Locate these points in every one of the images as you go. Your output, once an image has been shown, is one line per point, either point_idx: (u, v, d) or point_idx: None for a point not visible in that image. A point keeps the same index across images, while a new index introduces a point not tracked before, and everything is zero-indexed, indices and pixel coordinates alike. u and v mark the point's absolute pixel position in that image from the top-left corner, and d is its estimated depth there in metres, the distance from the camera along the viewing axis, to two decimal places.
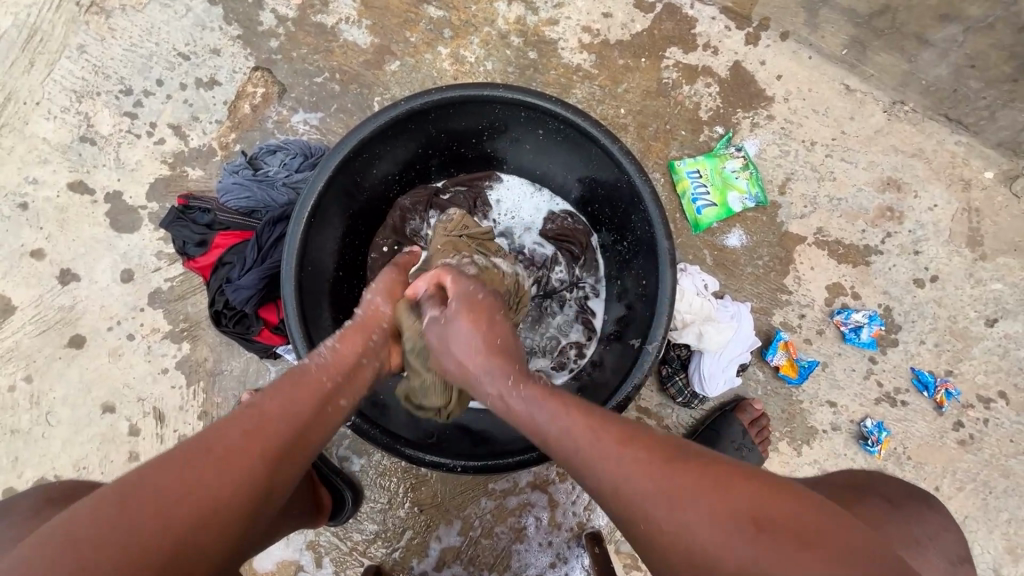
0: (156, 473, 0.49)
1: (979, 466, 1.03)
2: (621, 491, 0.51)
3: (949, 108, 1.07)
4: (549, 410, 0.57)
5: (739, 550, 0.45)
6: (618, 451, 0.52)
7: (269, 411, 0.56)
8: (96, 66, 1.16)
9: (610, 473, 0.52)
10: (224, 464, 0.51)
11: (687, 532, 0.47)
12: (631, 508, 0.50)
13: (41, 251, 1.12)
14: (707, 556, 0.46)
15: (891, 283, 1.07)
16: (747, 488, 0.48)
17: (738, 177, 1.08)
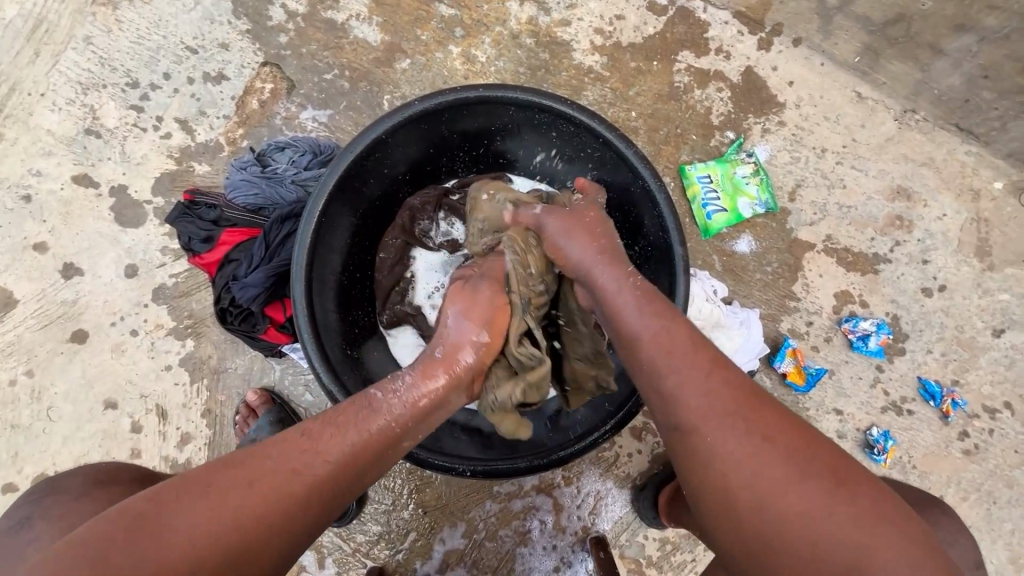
0: (203, 500, 0.49)
1: (984, 476, 1.03)
2: (700, 404, 0.53)
3: (960, 118, 1.07)
4: (640, 323, 0.61)
5: (802, 485, 0.47)
6: (711, 369, 0.55)
7: (319, 450, 0.56)
8: (102, 58, 1.15)
9: (691, 384, 0.54)
10: (264, 504, 0.51)
11: (757, 454, 0.49)
12: (702, 417, 0.52)
13: (43, 244, 1.11)
14: (761, 484, 0.48)
15: (899, 292, 1.07)
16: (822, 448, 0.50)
17: (748, 183, 1.08)
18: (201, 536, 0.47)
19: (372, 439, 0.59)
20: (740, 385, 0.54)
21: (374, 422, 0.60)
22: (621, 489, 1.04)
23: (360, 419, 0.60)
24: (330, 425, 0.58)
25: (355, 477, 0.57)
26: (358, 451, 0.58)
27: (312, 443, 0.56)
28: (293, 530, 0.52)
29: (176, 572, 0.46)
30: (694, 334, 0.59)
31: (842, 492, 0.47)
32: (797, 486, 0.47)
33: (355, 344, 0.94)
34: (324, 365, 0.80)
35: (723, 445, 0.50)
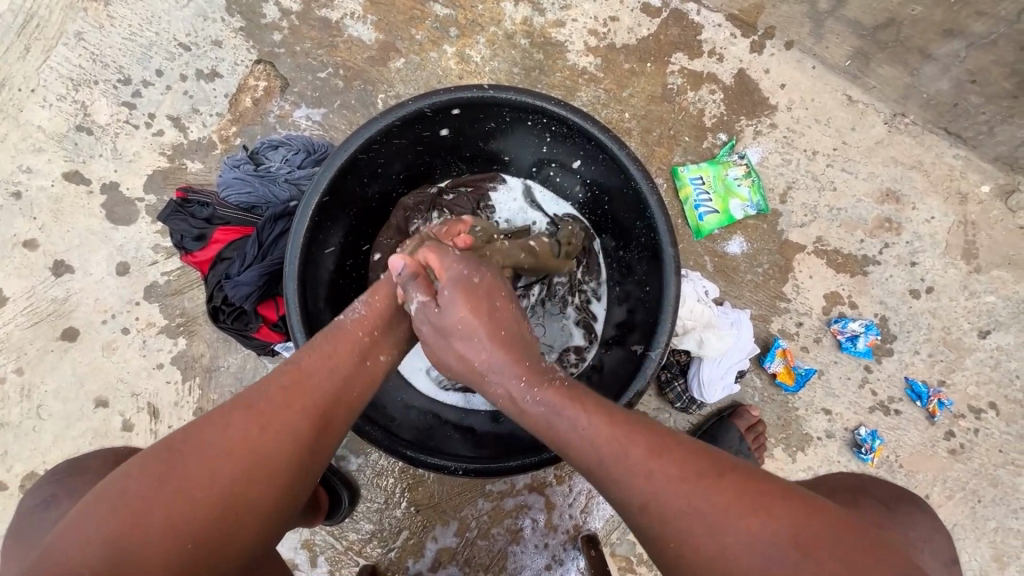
0: (210, 430, 0.54)
1: (969, 475, 1.05)
2: (611, 469, 0.54)
3: (948, 122, 1.08)
4: (571, 418, 0.57)
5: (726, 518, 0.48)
6: (612, 430, 0.55)
7: (308, 374, 0.60)
8: (93, 54, 1.14)
9: (618, 468, 0.53)
10: (266, 430, 0.55)
11: (723, 546, 0.48)
12: (664, 525, 0.50)
13: (33, 241, 1.10)
14: (692, 531, 0.49)
15: (887, 293, 1.08)
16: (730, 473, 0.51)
17: (740, 185, 1.09)
18: (216, 457, 0.52)
19: (346, 359, 0.63)
20: (684, 466, 0.52)
21: (356, 341, 0.65)
22: None
23: (338, 338, 0.64)
24: (314, 353, 0.62)
25: (351, 394, 0.62)
26: (345, 366, 0.62)
27: (300, 373, 0.60)
28: (299, 458, 0.56)
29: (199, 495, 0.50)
30: (595, 401, 0.59)
31: (810, 559, 0.45)
32: (771, 571, 0.46)
33: None
34: None
35: (688, 542, 0.49)
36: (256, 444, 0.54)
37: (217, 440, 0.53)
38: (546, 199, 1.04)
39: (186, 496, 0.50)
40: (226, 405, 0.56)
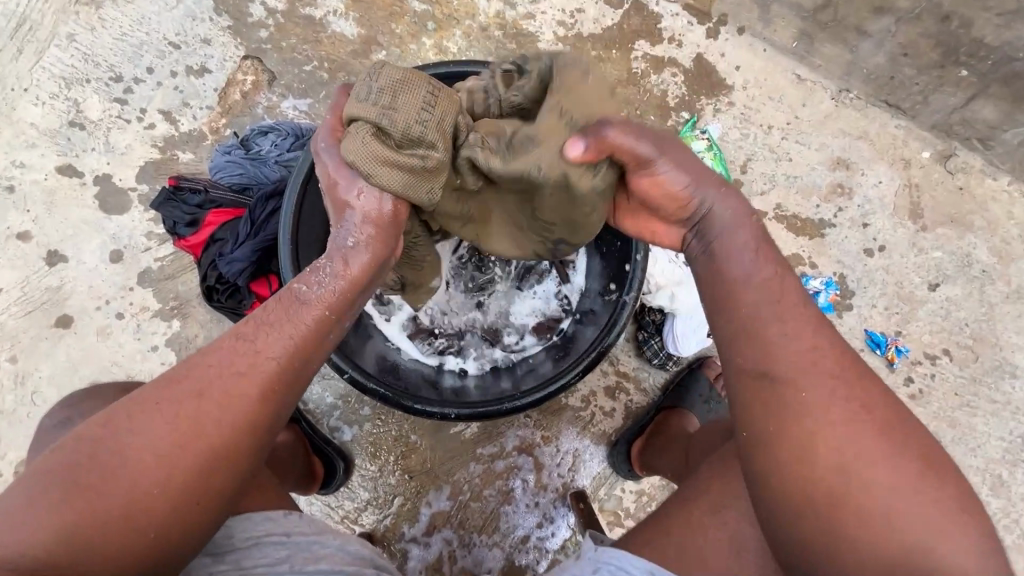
0: (148, 424, 0.55)
1: (929, 417, 1.12)
2: (828, 436, 0.54)
3: (888, 94, 1.18)
4: (792, 342, 0.58)
5: (897, 472, 0.52)
6: (816, 339, 0.58)
7: (214, 379, 0.58)
8: (86, 54, 1.19)
9: (798, 338, 0.58)
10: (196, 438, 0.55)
11: (847, 423, 0.54)
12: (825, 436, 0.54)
13: (28, 232, 1.13)
14: (852, 458, 0.53)
15: (843, 253, 1.17)
16: (883, 401, 0.56)
17: (703, 157, 1.17)
18: (165, 444, 0.54)
19: (249, 385, 0.59)
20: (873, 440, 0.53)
21: (275, 336, 0.62)
22: (598, 445, 1.09)
23: (250, 345, 0.61)
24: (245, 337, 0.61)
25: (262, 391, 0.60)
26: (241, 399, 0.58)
27: (200, 386, 0.58)
28: (233, 466, 0.57)
29: (158, 488, 0.53)
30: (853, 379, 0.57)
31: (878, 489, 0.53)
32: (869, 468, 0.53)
33: None
34: None
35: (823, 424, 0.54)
36: (190, 448, 0.55)
37: (162, 438, 0.55)
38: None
39: (181, 466, 0.54)
40: (142, 404, 0.56)
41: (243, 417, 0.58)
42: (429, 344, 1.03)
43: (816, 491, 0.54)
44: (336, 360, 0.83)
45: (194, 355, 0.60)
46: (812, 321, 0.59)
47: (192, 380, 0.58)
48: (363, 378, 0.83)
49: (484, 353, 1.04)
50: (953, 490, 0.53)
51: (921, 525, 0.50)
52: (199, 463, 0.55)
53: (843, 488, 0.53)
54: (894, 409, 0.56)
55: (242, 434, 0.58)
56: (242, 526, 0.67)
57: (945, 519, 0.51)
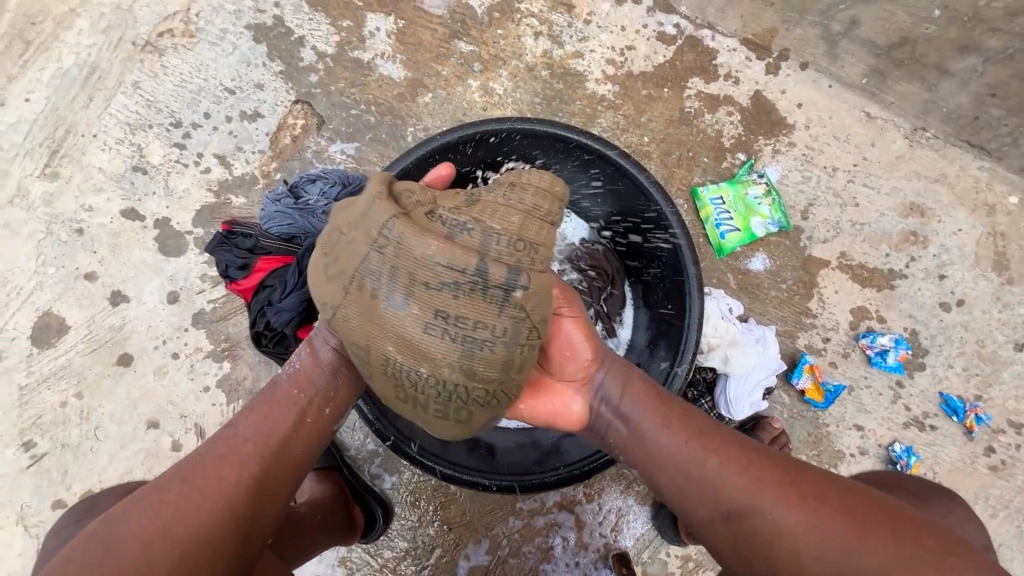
0: (139, 511, 0.60)
1: (1012, 492, 1.02)
2: (799, 549, 0.57)
3: (971, 134, 1.08)
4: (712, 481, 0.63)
5: (853, 546, 0.55)
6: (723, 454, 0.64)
7: (207, 464, 0.63)
8: (148, 101, 1.24)
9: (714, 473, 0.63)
10: (180, 523, 0.59)
11: (803, 534, 0.57)
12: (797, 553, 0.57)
13: (94, 273, 1.19)
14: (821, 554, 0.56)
15: (916, 307, 1.08)
16: (800, 477, 0.62)
17: (760, 203, 1.11)
18: (149, 530, 0.58)
19: (232, 477, 0.62)
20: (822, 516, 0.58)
21: (270, 424, 0.66)
22: (643, 506, 1.05)
23: (251, 429, 0.66)
24: (243, 421, 0.67)
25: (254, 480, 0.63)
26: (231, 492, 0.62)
27: (192, 472, 0.62)
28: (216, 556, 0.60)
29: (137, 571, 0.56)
30: (760, 466, 0.63)
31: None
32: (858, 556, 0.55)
33: None
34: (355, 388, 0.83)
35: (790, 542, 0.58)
36: (170, 539, 0.58)
37: (147, 519, 0.59)
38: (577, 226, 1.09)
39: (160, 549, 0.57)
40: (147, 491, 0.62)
41: (222, 503, 0.61)
42: None
43: None
44: (379, 428, 0.84)
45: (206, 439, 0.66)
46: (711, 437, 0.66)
47: (188, 469, 0.63)
48: (407, 449, 0.84)
49: None
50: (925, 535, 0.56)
51: None
52: (199, 532, 0.59)
53: None
54: (817, 481, 0.61)
55: (223, 527, 0.61)
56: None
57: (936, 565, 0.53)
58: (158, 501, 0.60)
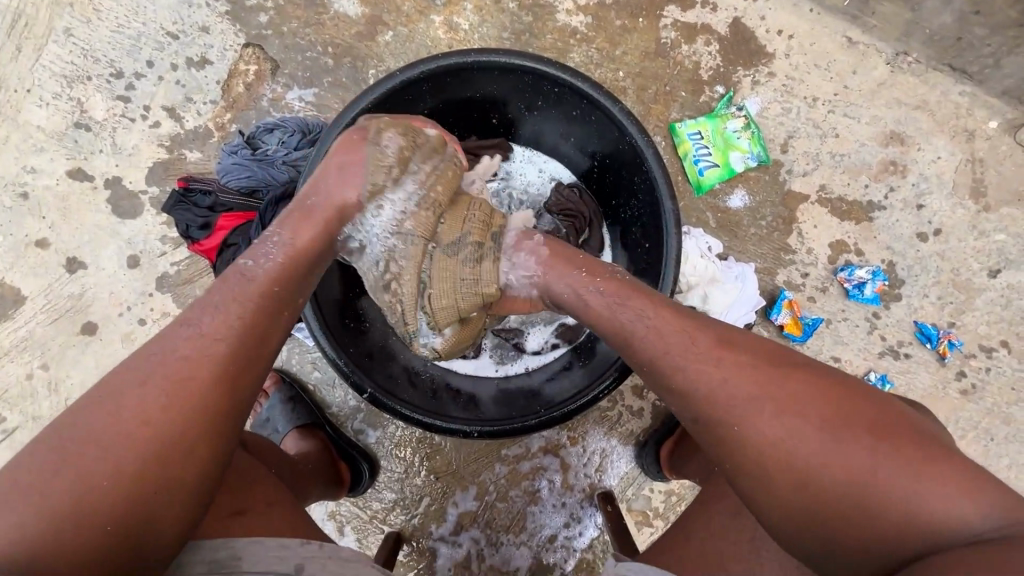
0: (91, 414, 0.53)
1: (981, 413, 1.05)
2: (770, 444, 0.54)
3: (953, 57, 1.05)
4: (685, 374, 0.59)
5: (856, 457, 0.50)
6: (720, 356, 0.58)
7: (169, 359, 0.57)
8: (84, 50, 1.14)
9: (707, 375, 0.58)
10: (140, 422, 0.53)
11: (779, 428, 0.53)
12: (767, 450, 0.54)
13: (45, 240, 1.12)
14: (814, 460, 0.51)
15: (894, 239, 1.07)
16: (807, 381, 0.56)
17: (739, 137, 1.07)
18: (111, 430, 0.52)
19: (205, 367, 0.57)
20: (805, 411, 0.53)
21: (240, 312, 0.62)
22: (626, 446, 1.07)
23: (215, 316, 0.60)
24: (210, 309, 0.61)
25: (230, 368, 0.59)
26: (204, 382, 0.57)
27: (152, 366, 0.56)
28: (196, 453, 0.55)
29: (105, 475, 0.50)
30: (742, 360, 0.58)
31: (875, 469, 0.49)
32: (833, 450, 0.51)
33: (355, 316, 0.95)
34: (329, 343, 0.81)
35: (758, 436, 0.54)
36: (134, 437, 0.52)
37: (105, 418, 0.53)
38: (553, 170, 1.06)
39: (127, 450, 0.52)
40: (95, 392, 0.55)
41: (197, 394, 0.56)
42: None
43: (825, 502, 0.51)
44: (354, 379, 0.82)
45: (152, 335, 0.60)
46: (709, 340, 0.60)
47: (144, 365, 0.57)
48: (385, 401, 0.82)
49: (505, 355, 1.01)
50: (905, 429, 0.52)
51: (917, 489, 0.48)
52: (171, 426, 0.54)
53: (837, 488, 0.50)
54: (802, 373, 0.56)
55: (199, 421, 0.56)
56: (253, 551, 0.58)
57: (917, 459, 0.49)
58: (112, 400, 0.54)
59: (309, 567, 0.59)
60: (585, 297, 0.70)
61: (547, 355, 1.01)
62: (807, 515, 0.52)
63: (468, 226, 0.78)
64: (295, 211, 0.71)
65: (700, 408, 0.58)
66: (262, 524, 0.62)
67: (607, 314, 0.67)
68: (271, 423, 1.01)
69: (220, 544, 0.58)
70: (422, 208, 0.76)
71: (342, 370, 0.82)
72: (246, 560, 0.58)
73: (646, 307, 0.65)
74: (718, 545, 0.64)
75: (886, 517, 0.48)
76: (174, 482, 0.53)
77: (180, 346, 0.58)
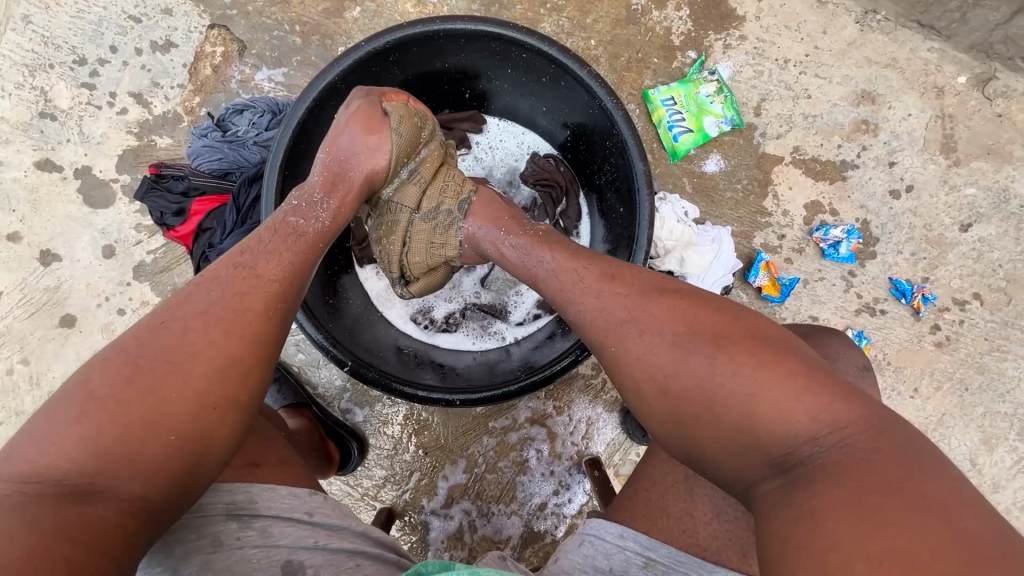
0: (155, 335, 0.54)
1: (955, 365, 1.08)
2: (638, 359, 0.56)
3: (921, 13, 1.06)
4: (576, 304, 0.62)
5: (703, 365, 0.52)
6: (600, 289, 0.61)
7: (225, 295, 0.59)
8: (45, 37, 1.12)
9: (589, 306, 0.61)
10: (198, 349, 0.54)
11: (645, 344, 0.56)
12: (634, 365, 0.56)
13: (17, 233, 1.11)
14: (673, 372, 0.54)
15: (867, 197, 1.09)
16: (672, 297, 0.58)
17: (713, 102, 1.07)
18: (174, 352, 0.54)
19: (257, 305, 0.59)
20: (664, 324, 0.56)
21: (281, 259, 0.64)
22: (611, 412, 1.08)
23: (263, 260, 0.63)
24: (263, 253, 0.63)
25: (275, 312, 0.60)
26: (254, 322, 0.58)
27: (210, 300, 0.58)
28: (245, 389, 0.56)
29: (167, 396, 0.52)
30: (620, 285, 0.61)
31: (722, 373, 0.51)
32: (686, 360, 0.53)
33: (336, 294, 0.94)
34: (308, 321, 0.81)
35: (627, 351, 0.57)
36: (192, 361, 0.54)
37: (169, 341, 0.54)
38: (531, 141, 1.05)
39: (185, 374, 0.53)
40: (159, 316, 0.56)
41: (246, 331, 0.57)
42: (430, 323, 1.01)
43: (683, 409, 0.53)
44: (336, 354, 0.82)
45: (209, 269, 0.62)
46: (593, 271, 0.64)
47: (203, 295, 0.58)
48: (368, 376, 0.83)
49: (488, 328, 1.02)
50: (754, 333, 0.53)
51: (756, 388, 0.49)
52: (222, 357, 0.55)
53: (692, 394, 0.52)
54: (670, 291, 0.59)
55: (247, 358, 0.57)
56: (268, 497, 0.61)
57: (756, 359, 0.51)
58: (175, 325, 0.55)
59: (318, 516, 0.62)
60: (502, 250, 0.75)
61: (531, 325, 1.01)
62: (674, 425, 0.54)
63: (444, 196, 0.82)
64: (336, 182, 0.74)
65: (589, 332, 0.61)
66: (278, 475, 0.63)
67: (519, 264, 0.72)
68: None
69: (237, 488, 0.59)
70: (412, 182, 0.82)
71: (322, 346, 0.82)
72: (262, 504, 0.60)
73: (548, 250, 0.70)
74: (665, 488, 0.64)
75: (733, 416, 0.50)
76: (226, 414, 0.54)
77: (224, 285, 0.59)
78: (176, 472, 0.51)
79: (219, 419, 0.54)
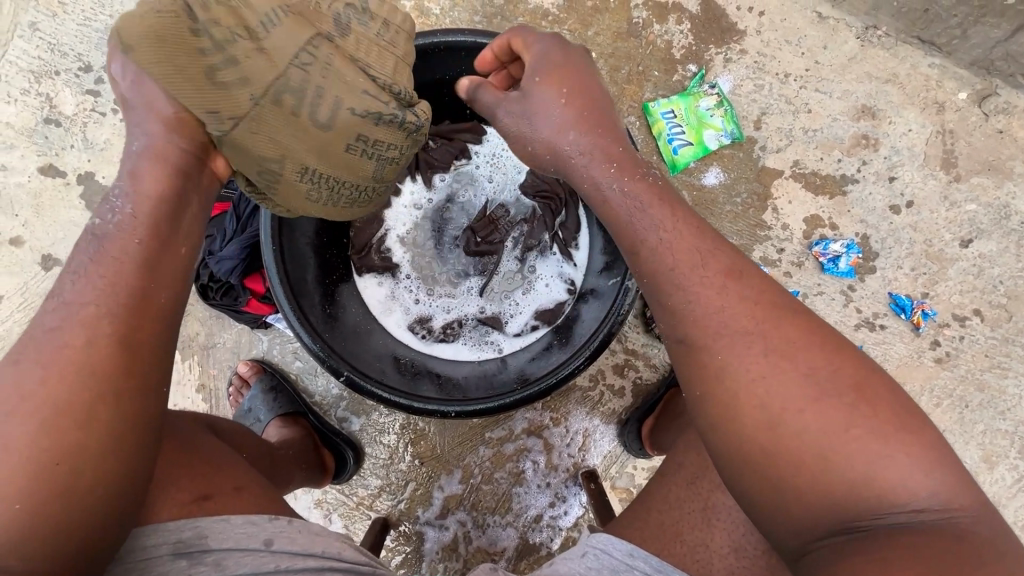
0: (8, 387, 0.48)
1: (955, 381, 1.07)
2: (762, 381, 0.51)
3: (921, 30, 1.06)
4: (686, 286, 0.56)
5: (829, 411, 0.49)
6: (727, 281, 0.55)
7: (79, 322, 0.51)
8: (51, 44, 1.13)
9: (710, 289, 0.55)
10: (54, 393, 0.48)
11: (774, 367, 0.51)
12: (754, 384, 0.51)
13: (19, 238, 1.11)
14: (795, 407, 0.49)
15: (867, 212, 1.08)
16: (808, 326, 0.53)
17: (713, 115, 1.08)
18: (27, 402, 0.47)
19: (111, 329, 0.51)
20: (799, 353, 0.51)
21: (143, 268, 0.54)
22: (608, 424, 1.08)
23: (119, 273, 0.53)
24: (114, 264, 0.54)
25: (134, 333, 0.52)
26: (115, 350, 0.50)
27: (62, 334, 0.50)
28: (103, 434, 0.49)
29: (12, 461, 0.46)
30: (750, 285, 0.55)
31: (850, 430, 0.48)
32: (814, 402, 0.49)
33: (332, 302, 0.94)
34: (305, 330, 0.81)
35: (749, 362, 0.52)
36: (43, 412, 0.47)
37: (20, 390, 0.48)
38: None
39: (37, 429, 0.47)
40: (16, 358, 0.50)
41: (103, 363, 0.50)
42: (428, 333, 1.02)
43: (788, 449, 0.49)
44: (332, 363, 0.82)
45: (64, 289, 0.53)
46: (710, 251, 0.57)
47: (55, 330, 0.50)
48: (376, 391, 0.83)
49: (486, 338, 1.02)
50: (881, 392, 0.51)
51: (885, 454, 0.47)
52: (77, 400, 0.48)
53: (808, 437, 0.49)
54: (811, 318, 0.54)
55: (107, 394, 0.49)
56: (219, 529, 0.57)
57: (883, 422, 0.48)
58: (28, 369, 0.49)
59: (278, 542, 0.60)
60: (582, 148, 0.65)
61: (528, 336, 1.01)
62: (772, 462, 0.50)
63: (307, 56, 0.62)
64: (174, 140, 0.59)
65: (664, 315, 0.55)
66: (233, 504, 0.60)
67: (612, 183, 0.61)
68: (252, 413, 1.01)
69: (183, 525, 0.56)
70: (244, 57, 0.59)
71: (320, 356, 0.82)
72: (213, 539, 0.57)
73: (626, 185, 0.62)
74: None
75: (843, 471, 0.47)
76: (82, 465, 0.47)
77: (73, 312, 0.51)
78: (46, 541, 0.46)
79: (75, 474, 0.47)
